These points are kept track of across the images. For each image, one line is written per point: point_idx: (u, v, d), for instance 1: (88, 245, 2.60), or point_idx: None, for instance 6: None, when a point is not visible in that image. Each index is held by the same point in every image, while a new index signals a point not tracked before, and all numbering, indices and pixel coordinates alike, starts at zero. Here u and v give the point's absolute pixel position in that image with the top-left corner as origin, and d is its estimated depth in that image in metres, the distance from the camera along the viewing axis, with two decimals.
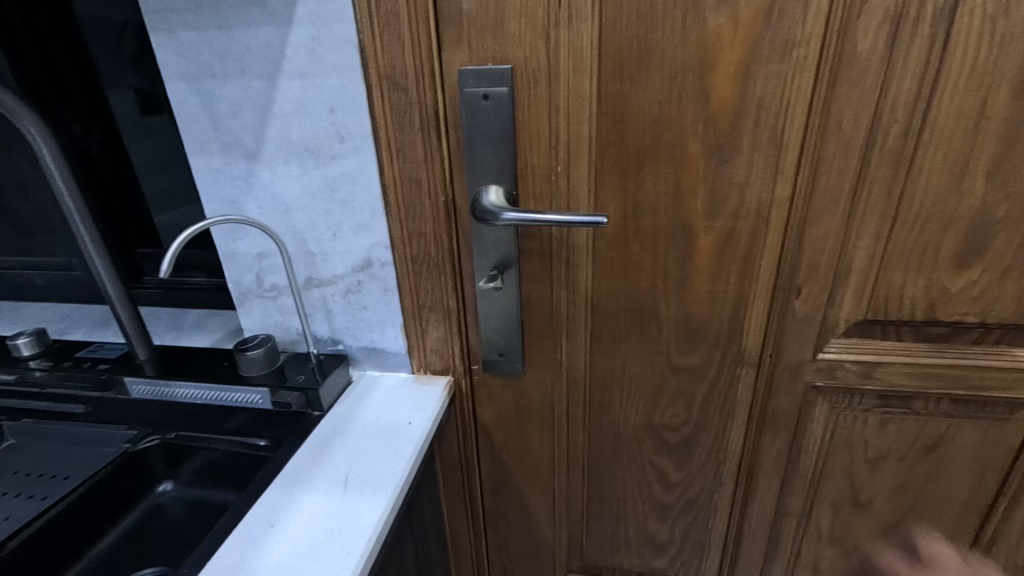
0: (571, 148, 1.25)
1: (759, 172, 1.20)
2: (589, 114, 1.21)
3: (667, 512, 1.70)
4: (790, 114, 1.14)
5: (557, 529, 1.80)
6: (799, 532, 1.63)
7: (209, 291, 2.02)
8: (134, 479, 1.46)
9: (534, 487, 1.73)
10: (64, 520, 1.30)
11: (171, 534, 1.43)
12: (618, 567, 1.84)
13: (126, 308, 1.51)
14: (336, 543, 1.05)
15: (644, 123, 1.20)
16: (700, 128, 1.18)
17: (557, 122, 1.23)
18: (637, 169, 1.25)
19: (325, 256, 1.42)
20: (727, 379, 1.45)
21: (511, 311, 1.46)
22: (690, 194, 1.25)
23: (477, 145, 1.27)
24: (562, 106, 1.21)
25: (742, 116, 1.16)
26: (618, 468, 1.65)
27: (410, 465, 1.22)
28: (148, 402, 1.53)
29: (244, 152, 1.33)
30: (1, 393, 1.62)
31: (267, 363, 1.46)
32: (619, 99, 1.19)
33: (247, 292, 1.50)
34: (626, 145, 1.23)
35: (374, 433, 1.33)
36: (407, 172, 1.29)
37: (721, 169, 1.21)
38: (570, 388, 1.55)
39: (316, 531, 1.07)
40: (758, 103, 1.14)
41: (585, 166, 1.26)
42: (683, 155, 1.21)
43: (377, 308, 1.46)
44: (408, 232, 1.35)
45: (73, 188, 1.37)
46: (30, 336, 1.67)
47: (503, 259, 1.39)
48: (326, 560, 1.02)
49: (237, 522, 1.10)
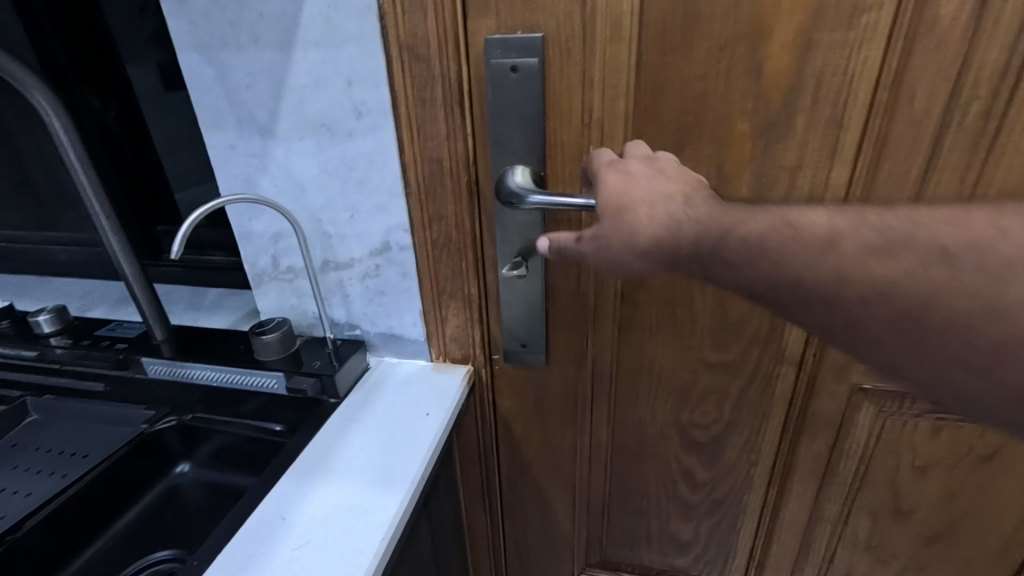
0: (605, 126, 1.15)
1: (814, 155, 1.09)
2: (627, 88, 1.11)
3: (692, 511, 1.63)
4: (854, 90, 1.02)
5: (576, 524, 1.74)
6: (833, 538, 1.56)
7: (227, 270, 1.98)
8: (151, 460, 1.44)
9: (554, 482, 1.67)
10: (82, 500, 1.30)
11: (188, 516, 1.41)
12: (639, 564, 1.78)
13: (140, 287, 1.45)
14: (349, 542, 1.00)
15: (688, 98, 1.09)
16: (750, 104, 1.07)
17: (591, 98, 1.13)
18: (678, 150, 1.14)
19: (342, 238, 1.35)
20: (764, 377, 1.37)
21: (536, 301, 1.37)
22: (735, 178, 1.14)
23: (503, 122, 1.17)
24: (597, 79, 1.11)
25: (799, 92, 1.04)
26: (642, 465, 1.59)
27: (427, 461, 1.17)
28: (163, 382, 1.47)
29: (258, 128, 1.26)
30: (22, 369, 1.60)
31: (282, 347, 1.40)
32: (660, 73, 1.08)
33: (262, 273, 1.45)
34: (667, 123, 1.12)
35: (390, 424, 1.27)
36: (429, 151, 1.22)
37: (771, 150, 1.10)
38: (596, 382, 1.48)
39: (329, 527, 1.03)
40: (817, 77, 1.02)
41: (620, 146, 1.16)
42: (729, 135, 1.10)
43: (395, 293, 1.40)
44: (428, 215, 1.28)
45: (86, 162, 1.31)
46: (51, 313, 1.62)
47: (528, 245, 1.30)
48: (339, 559, 0.97)
49: (249, 513, 1.06)
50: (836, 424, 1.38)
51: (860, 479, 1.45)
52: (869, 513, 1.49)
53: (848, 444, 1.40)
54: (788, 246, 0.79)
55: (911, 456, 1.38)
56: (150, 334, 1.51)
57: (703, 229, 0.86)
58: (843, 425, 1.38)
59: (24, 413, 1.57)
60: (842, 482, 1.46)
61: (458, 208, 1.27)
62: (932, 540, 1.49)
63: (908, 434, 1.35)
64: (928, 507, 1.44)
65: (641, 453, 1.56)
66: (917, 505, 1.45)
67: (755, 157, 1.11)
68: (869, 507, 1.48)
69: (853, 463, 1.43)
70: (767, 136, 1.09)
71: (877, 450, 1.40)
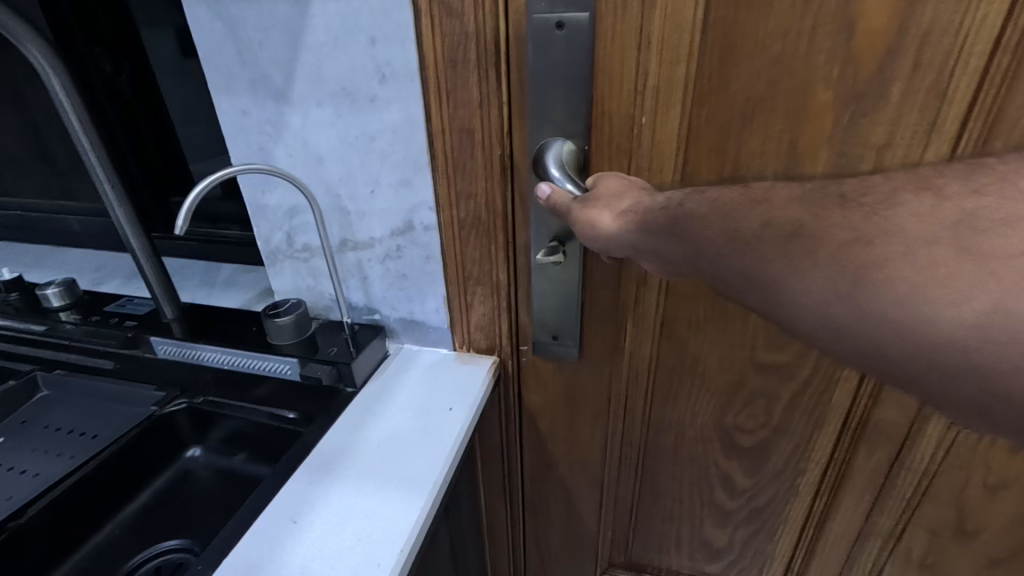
0: (661, 95, 1.01)
1: (907, 131, 0.93)
2: (690, 50, 0.96)
3: (729, 518, 1.52)
4: (965, 55, 0.86)
5: (602, 524, 1.65)
6: (882, 553, 1.44)
7: (242, 246, 1.90)
8: (161, 444, 1.37)
9: (580, 480, 1.57)
10: (88, 486, 1.23)
11: (198, 503, 1.34)
12: (666, 567, 1.69)
13: (148, 263, 1.36)
14: (366, 552, 0.91)
15: (762, 62, 0.94)
16: (837, 70, 0.92)
17: (647, 61, 0.99)
18: (745, 123, 0.99)
19: (362, 215, 1.24)
20: (823, 382, 1.23)
21: (572, 289, 1.24)
22: (810, 157, 0.99)
23: (544, 88, 1.04)
24: (655, 39, 0.96)
25: (898, 55, 0.88)
26: (677, 468, 1.48)
27: (450, 462, 1.07)
28: (174, 363, 1.40)
29: (272, 92, 1.14)
30: (35, 343, 1.56)
31: (297, 332, 1.31)
32: (731, 31, 0.93)
33: (277, 251, 1.35)
34: (735, 91, 0.97)
35: (411, 419, 1.17)
36: (459, 120, 1.09)
37: (856, 125, 0.95)
38: (632, 379, 1.36)
39: (345, 534, 0.94)
40: (923, 37, 0.86)
41: (677, 118, 1.02)
42: (808, 107, 0.95)
43: (418, 277, 1.29)
44: (456, 192, 1.16)
45: (89, 126, 1.20)
46: (59, 286, 1.56)
47: (565, 229, 1.16)
48: (355, 571, 0.88)
49: (259, 513, 0.97)
50: (901, 436, 1.25)
51: (921, 495, 1.32)
52: (927, 530, 1.36)
53: (911, 456, 1.27)
54: (757, 209, 0.74)
55: (983, 473, 1.24)
56: (160, 312, 1.43)
57: (681, 195, 0.86)
58: (908, 436, 1.25)
59: (34, 387, 1.52)
60: (901, 497, 1.33)
61: (490, 185, 1.14)
62: (996, 562, 1.36)
63: (983, 450, 1.21)
64: (995, 527, 1.31)
65: (678, 455, 1.45)
66: (984, 524, 1.31)
67: (837, 134, 0.96)
68: (928, 524, 1.35)
69: (915, 477, 1.30)
70: (853, 108, 0.94)
71: (945, 465, 1.26)
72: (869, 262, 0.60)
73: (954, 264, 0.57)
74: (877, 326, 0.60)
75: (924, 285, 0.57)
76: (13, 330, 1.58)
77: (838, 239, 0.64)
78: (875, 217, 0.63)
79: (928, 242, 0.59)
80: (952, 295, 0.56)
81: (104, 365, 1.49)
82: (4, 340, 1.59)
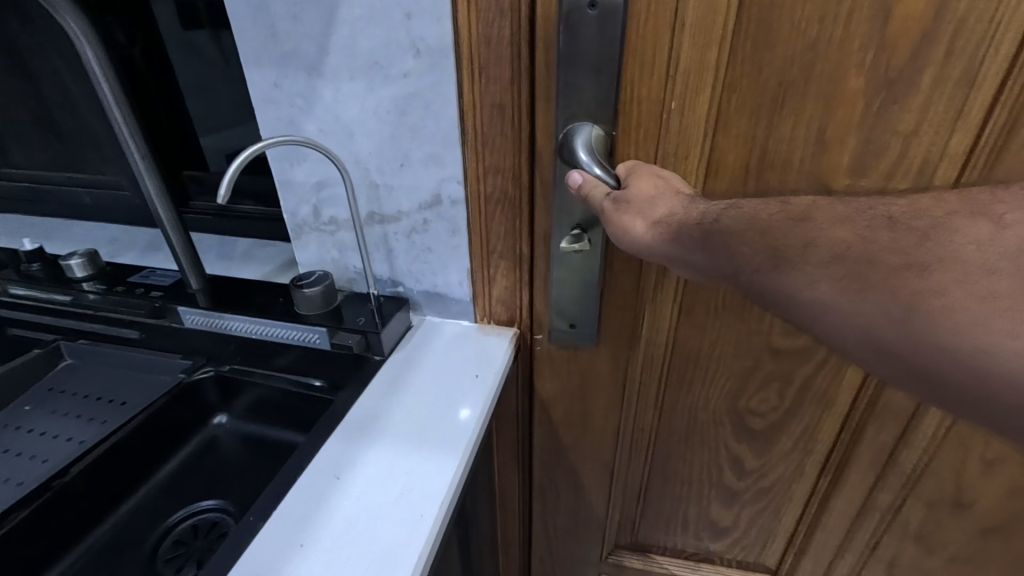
0: (691, 79, 1.03)
1: (935, 117, 0.97)
2: (724, 33, 0.98)
3: (736, 497, 1.59)
4: (995, 42, 0.89)
5: (611, 508, 1.71)
6: (881, 526, 1.51)
7: (259, 220, 1.92)
8: (189, 411, 1.39)
9: (590, 467, 1.63)
10: (123, 451, 1.26)
11: (226, 468, 1.37)
12: (673, 548, 1.77)
13: (175, 234, 1.37)
14: (408, 506, 0.96)
15: (794, 48, 0.96)
16: (872, 54, 0.94)
17: (680, 43, 1.00)
18: (774, 108, 1.02)
19: (390, 189, 1.26)
20: (834, 367, 1.29)
21: (591, 273, 1.27)
22: (838, 143, 1.02)
23: (577, 68, 1.04)
24: (690, 20, 0.98)
25: (932, 41, 0.91)
26: (689, 451, 1.53)
27: (480, 424, 1.12)
28: (204, 333, 1.40)
29: (303, 65, 1.15)
30: (59, 312, 1.54)
31: (324, 302, 1.33)
32: (766, 14, 0.95)
33: (303, 224, 1.37)
34: (766, 74, 1.00)
35: (438, 385, 1.22)
36: (490, 97, 1.11)
37: (885, 112, 0.98)
38: (650, 363, 1.40)
39: (386, 490, 0.98)
40: (959, 24, 0.89)
41: (706, 101, 1.04)
42: (839, 90, 0.98)
43: (443, 250, 1.31)
44: (484, 167, 1.19)
45: (119, 96, 1.20)
46: (82, 257, 1.51)
47: (589, 216, 1.19)
48: (398, 523, 0.93)
49: (302, 471, 1.02)
50: (907, 416, 1.31)
51: (921, 472, 1.38)
52: (925, 503, 1.43)
53: (914, 436, 1.33)
54: (799, 227, 0.81)
55: (982, 449, 1.30)
56: (186, 283, 1.45)
57: (718, 209, 0.91)
58: (914, 417, 1.30)
59: (58, 355, 1.54)
60: (902, 473, 1.40)
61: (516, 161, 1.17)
62: (987, 531, 1.44)
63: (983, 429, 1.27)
64: (988, 499, 1.38)
65: (690, 438, 1.51)
66: (978, 497, 1.39)
67: (867, 117, 0.99)
68: (926, 498, 1.42)
69: (917, 455, 1.36)
70: (885, 93, 0.97)
71: (945, 443, 1.32)
72: (923, 289, 0.68)
73: (1014, 295, 0.63)
74: (925, 350, 0.68)
75: (980, 315, 0.64)
76: (33, 299, 1.54)
77: (890, 264, 0.71)
78: (929, 243, 0.70)
79: (987, 272, 0.66)
80: (1009, 328, 0.62)
81: (127, 334, 1.50)
82: (24, 308, 1.57)
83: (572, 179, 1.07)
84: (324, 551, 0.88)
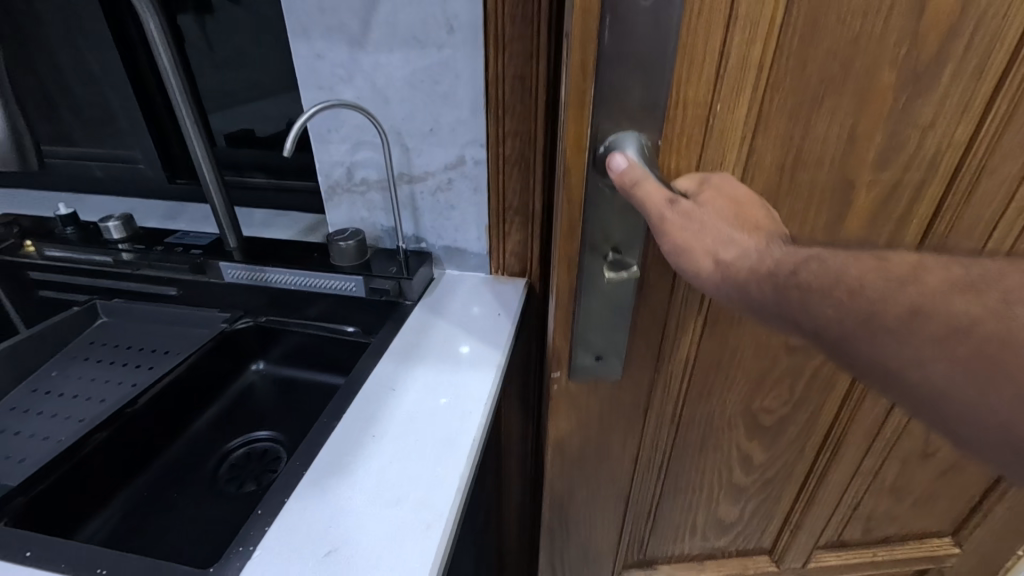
0: (735, 79, 0.92)
1: (950, 110, 0.96)
2: (771, 34, 0.88)
3: (746, 499, 1.65)
4: (1006, 31, 0.89)
5: (624, 531, 1.68)
6: (865, 486, 1.65)
7: (267, 193, 1.80)
8: (229, 358, 1.52)
9: (606, 490, 1.56)
10: (182, 386, 1.39)
11: (268, 408, 1.50)
12: (676, 555, 1.78)
13: (217, 193, 1.46)
14: (456, 407, 1.10)
15: (840, 48, 0.89)
16: (912, 51, 0.90)
17: (729, 38, 0.88)
18: (807, 109, 0.95)
19: (420, 150, 1.35)
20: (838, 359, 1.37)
21: (619, 303, 1.16)
22: (867, 140, 0.98)
23: (625, 56, 0.85)
24: (742, 11, 0.86)
25: (956, 36, 0.89)
26: (702, 456, 1.53)
27: (508, 347, 1.26)
28: (244, 285, 1.50)
29: (348, 39, 1.23)
30: (94, 271, 1.60)
31: (357, 254, 1.44)
32: (816, 8, 0.86)
33: (336, 184, 1.46)
34: (812, 76, 0.92)
35: (466, 316, 1.35)
36: (513, 69, 1.20)
37: (910, 107, 0.95)
38: (669, 380, 1.38)
39: (435, 396, 1.13)
40: (982, 15, 0.87)
41: (750, 104, 0.94)
42: (877, 91, 0.93)
43: (465, 208, 1.41)
44: (505, 131, 1.28)
45: (178, 65, 1.28)
46: (120, 220, 1.60)
47: (627, 237, 1.05)
48: (450, 420, 1.07)
49: (360, 386, 1.15)
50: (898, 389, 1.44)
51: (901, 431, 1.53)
52: (900, 460, 1.60)
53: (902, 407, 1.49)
54: (904, 289, 0.66)
55: None
56: (224, 242, 1.55)
57: (797, 257, 0.78)
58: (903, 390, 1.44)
59: (95, 314, 1.61)
60: (886, 436, 1.54)
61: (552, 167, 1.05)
62: (946, 471, 1.64)
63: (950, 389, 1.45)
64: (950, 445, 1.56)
65: (705, 451, 1.52)
66: (941, 445, 1.56)
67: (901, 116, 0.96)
68: (901, 454, 1.58)
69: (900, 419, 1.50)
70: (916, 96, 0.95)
71: None
72: None
73: None
74: None
75: None
76: (67, 260, 1.60)
77: None
78: None
79: None
80: None
81: (164, 289, 1.58)
82: (56, 269, 1.62)
83: (617, 162, 0.90)
84: (387, 448, 1.02)
